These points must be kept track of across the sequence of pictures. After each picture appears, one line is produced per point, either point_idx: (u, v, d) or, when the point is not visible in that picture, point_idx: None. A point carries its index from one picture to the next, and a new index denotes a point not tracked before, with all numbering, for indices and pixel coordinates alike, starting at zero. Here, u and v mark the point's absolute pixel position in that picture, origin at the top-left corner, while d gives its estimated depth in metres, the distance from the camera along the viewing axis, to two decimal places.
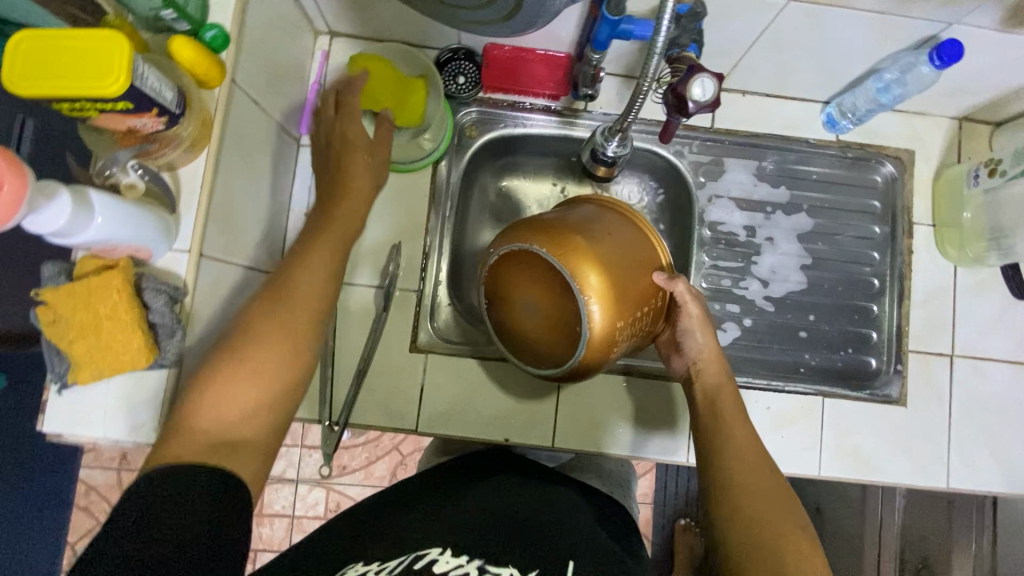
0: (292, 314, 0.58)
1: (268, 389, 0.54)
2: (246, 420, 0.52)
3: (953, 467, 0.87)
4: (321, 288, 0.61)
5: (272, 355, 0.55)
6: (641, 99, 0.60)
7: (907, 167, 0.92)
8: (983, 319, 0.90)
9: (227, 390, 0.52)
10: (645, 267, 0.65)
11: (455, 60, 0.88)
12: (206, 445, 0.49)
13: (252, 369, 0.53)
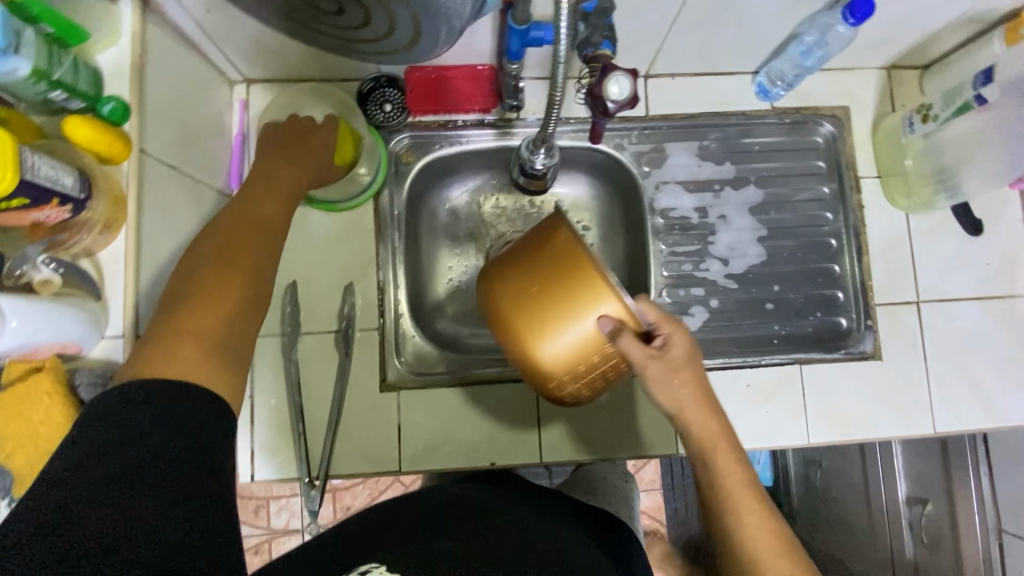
0: (261, 241, 0.58)
1: (245, 304, 0.54)
2: (228, 330, 0.52)
3: (938, 412, 0.87)
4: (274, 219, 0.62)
5: (244, 274, 0.55)
6: (557, 109, 0.58)
7: (844, 124, 0.92)
8: (943, 261, 0.90)
9: (208, 304, 0.52)
10: (584, 324, 0.59)
11: (379, 89, 0.86)
12: (192, 342, 0.49)
13: (229, 288, 0.53)
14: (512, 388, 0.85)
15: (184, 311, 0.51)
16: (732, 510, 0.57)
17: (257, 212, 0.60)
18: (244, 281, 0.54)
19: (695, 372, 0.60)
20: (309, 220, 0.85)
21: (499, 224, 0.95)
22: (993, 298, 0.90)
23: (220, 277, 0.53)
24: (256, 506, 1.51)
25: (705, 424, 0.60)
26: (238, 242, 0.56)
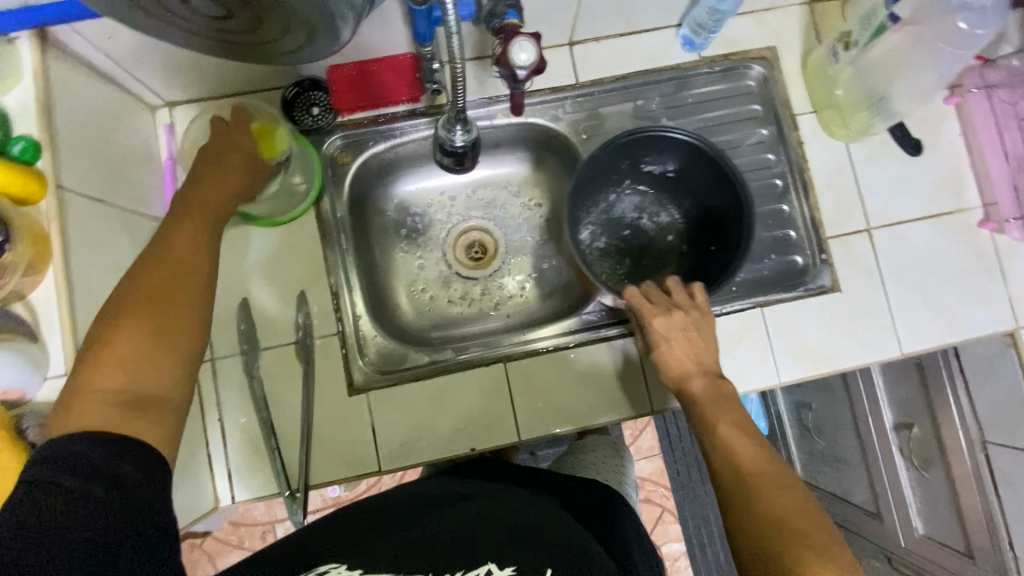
0: (182, 291, 0.59)
1: (164, 354, 0.56)
2: (149, 380, 0.54)
3: (902, 333, 0.88)
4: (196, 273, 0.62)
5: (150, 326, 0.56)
6: (461, 71, 0.57)
7: (773, 64, 0.92)
8: (888, 185, 0.91)
9: (120, 359, 0.54)
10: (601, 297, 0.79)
11: (303, 93, 0.84)
12: (103, 397, 0.51)
13: (134, 342, 0.54)
14: (480, 371, 0.85)
15: (90, 371, 0.53)
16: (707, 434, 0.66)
17: (179, 261, 0.62)
18: (148, 332, 0.56)
19: (685, 342, 0.72)
20: (252, 236, 0.84)
21: (442, 214, 0.98)
22: (941, 215, 0.91)
23: (128, 329, 0.55)
24: (262, 532, 1.51)
25: (695, 393, 0.70)
26: (150, 292, 0.58)
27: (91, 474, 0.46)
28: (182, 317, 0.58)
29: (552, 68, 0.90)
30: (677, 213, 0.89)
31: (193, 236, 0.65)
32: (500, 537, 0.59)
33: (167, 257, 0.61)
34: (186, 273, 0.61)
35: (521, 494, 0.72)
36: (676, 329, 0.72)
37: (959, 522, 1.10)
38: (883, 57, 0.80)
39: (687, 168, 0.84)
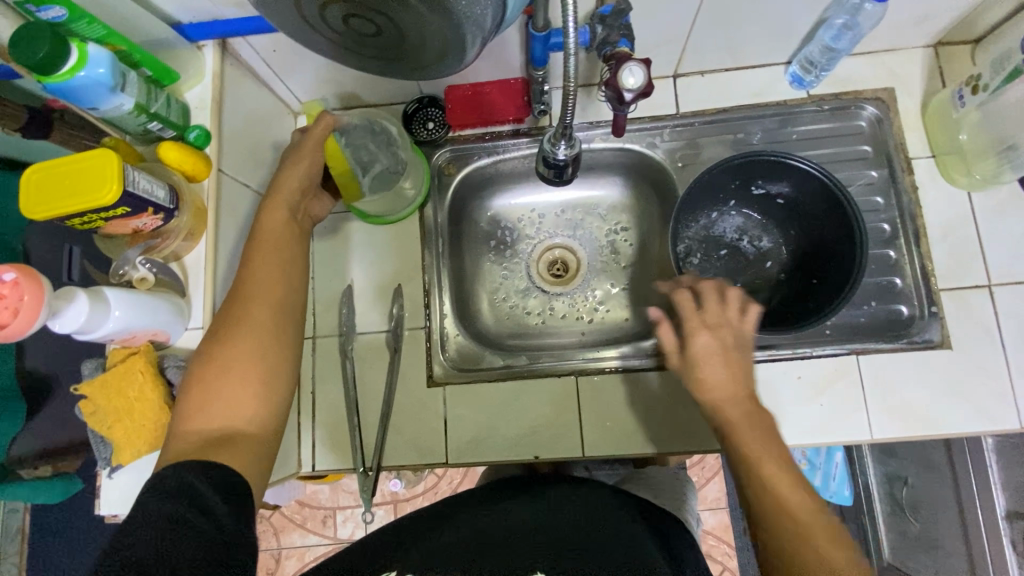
0: (245, 330, 0.60)
1: (243, 386, 0.58)
2: (232, 414, 0.57)
3: (1022, 405, 0.80)
4: (259, 310, 0.62)
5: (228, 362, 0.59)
6: (574, 98, 0.62)
7: (889, 106, 0.89)
8: (1016, 241, 0.84)
9: (203, 399, 0.57)
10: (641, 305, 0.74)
11: (422, 108, 0.94)
12: (188, 441, 0.55)
13: (211, 387, 0.57)
14: (553, 382, 0.87)
15: (180, 418, 0.57)
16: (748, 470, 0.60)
17: (245, 302, 0.62)
18: (223, 373, 0.58)
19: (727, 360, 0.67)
20: (361, 232, 0.93)
21: (532, 229, 1.02)
22: None
23: (206, 371, 0.58)
24: (324, 516, 1.59)
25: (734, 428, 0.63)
26: (227, 330, 0.60)
27: (182, 497, 0.48)
28: (255, 350, 0.60)
29: (654, 98, 0.94)
30: (785, 254, 0.87)
31: (262, 265, 0.65)
32: (558, 549, 0.61)
33: (241, 292, 0.63)
34: (248, 313, 0.61)
35: (603, 507, 0.73)
36: (714, 348, 0.67)
37: None
38: (1015, 103, 0.75)
39: (799, 195, 0.82)
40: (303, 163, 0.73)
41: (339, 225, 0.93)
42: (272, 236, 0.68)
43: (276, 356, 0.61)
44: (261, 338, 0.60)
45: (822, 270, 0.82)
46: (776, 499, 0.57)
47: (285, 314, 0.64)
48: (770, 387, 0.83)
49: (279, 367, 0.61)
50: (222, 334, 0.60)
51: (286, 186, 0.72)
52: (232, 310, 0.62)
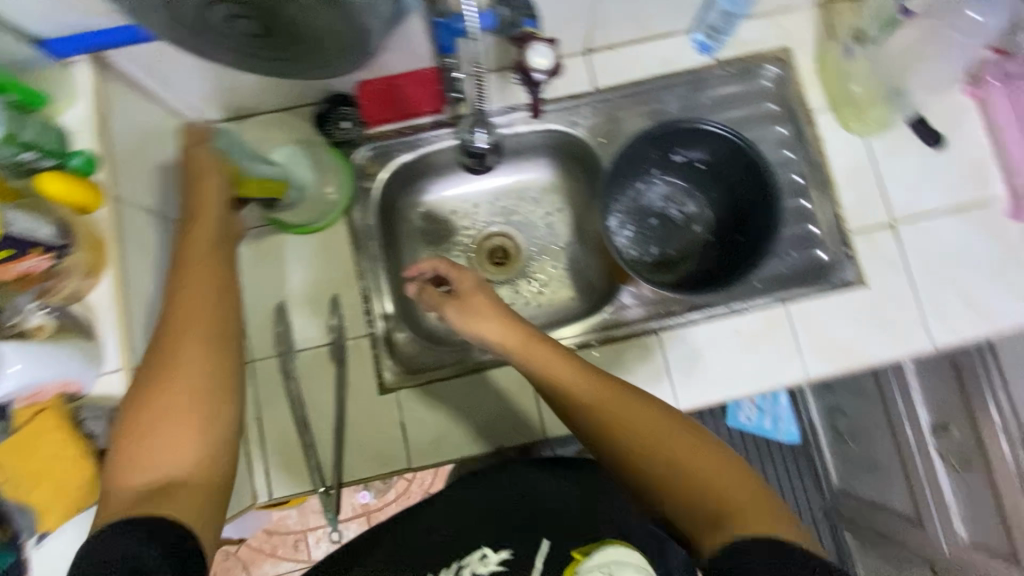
0: (177, 365, 0.60)
1: (181, 429, 0.58)
2: (169, 458, 0.57)
3: (932, 327, 0.87)
4: (195, 344, 0.62)
5: (164, 404, 0.59)
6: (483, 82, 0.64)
7: (789, 63, 0.93)
8: (911, 178, 0.91)
9: (141, 445, 0.56)
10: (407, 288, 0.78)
11: (335, 108, 0.88)
12: (126, 489, 0.55)
13: (145, 425, 0.57)
14: (506, 371, 0.86)
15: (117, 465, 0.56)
16: (638, 442, 0.57)
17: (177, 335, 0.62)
18: (162, 416, 0.58)
19: (485, 295, 0.73)
20: (286, 245, 0.88)
21: (467, 221, 1.01)
22: (965, 207, 0.90)
23: (144, 416, 0.58)
24: (295, 541, 1.53)
25: (559, 374, 0.64)
26: (153, 375, 0.59)
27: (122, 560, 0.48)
28: (188, 386, 0.59)
29: (570, 76, 0.94)
30: (710, 216, 0.90)
31: (192, 296, 0.65)
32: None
33: (174, 327, 0.62)
34: (185, 350, 0.61)
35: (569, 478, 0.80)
36: (477, 289, 0.74)
37: (1003, 525, 1.07)
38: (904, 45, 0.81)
39: (718, 160, 0.85)
40: (213, 181, 0.73)
41: (261, 241, 0.88)
42: (197, 266, 0.68)
43: (216, 394, 0.61)
44: (194, 375, 0.60)
45: (745, 225, 0.85)
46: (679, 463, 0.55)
47: (217, 348, 0.63)
48: (711, 345, 0.87)
49: (215, 402, 0.61)
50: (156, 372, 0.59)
51: (206, 207, 0.73)
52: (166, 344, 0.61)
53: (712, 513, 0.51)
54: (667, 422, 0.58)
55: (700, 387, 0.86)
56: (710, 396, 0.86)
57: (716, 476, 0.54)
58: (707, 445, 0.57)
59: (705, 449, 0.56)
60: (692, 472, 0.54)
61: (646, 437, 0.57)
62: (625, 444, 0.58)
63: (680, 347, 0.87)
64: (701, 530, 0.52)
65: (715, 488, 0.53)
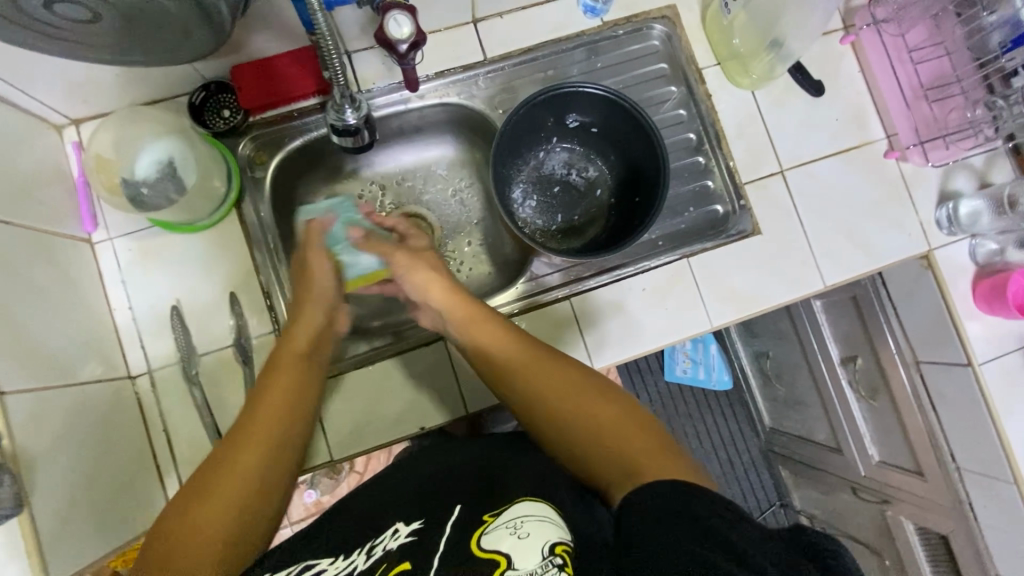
0: (268, 428, 0.63)
1: (245, 476, 0.58)
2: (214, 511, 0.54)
3: (823, 267, 0.93)
4: (277, 413, 0.65)
5: (259, 466, 0.60)
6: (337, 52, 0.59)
7: (675, 22, 0.94)
8: (796, 126, 0.94)
9: (188, 518, 0.53)
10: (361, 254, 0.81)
11: (212, 96, 0.84)
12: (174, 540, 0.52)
13: (218, 482, 0.57)
14: (422, 353, 0.85)
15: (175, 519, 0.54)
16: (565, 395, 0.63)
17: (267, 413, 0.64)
18: (213, 494, 0.56)
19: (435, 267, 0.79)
20: (176, 246, 0.83)
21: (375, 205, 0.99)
22: (848, 150, 0.95)
23: (213, 483, 0.56)
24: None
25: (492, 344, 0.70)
26: (234, 441, 0.61)
27: None
28: (259, 448, 0.61)
29: (461, 47, 0.92)
30: (609, 180, 0.92)
31: (276, 383, 0.68)
32: (472, 488, 0.61)
33: (248, 423, 0.63)
34: (280, 412, 0.65)
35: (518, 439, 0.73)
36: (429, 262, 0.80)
37: (906, 441, 1.16)
38: None
39: (609, 124, 0.86)
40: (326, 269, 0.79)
41: (148, 244, 0.83)
42: (287, 365, 0.70)
43: (275, 465, 0.61)
44: (271, 434, 0.62)
45: (640, 186, 0.87)
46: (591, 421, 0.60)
47: (294, 421, 0.66)
48: (622, 304, 0.89)
49: (272, 468, 0.61)
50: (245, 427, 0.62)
51: (308, 317, 0.75)
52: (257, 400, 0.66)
53: (626, 467, 0.55)
54: (583, 385, 0.63)
55: (614, 348, 0.88)
56: (624, 355, 0.88)
57: (624, 435, 0.58)
58: (612, 401, 0.62)
59: (610, 405, 0.61)
60: (594, 427, 0.60)
61: (550, 394, 0.63)
62: (554, 410, 0.62)
63: (591, 311, 0.89)
64: (616, 484, 0.56)
65: (623, 445, 0.57)
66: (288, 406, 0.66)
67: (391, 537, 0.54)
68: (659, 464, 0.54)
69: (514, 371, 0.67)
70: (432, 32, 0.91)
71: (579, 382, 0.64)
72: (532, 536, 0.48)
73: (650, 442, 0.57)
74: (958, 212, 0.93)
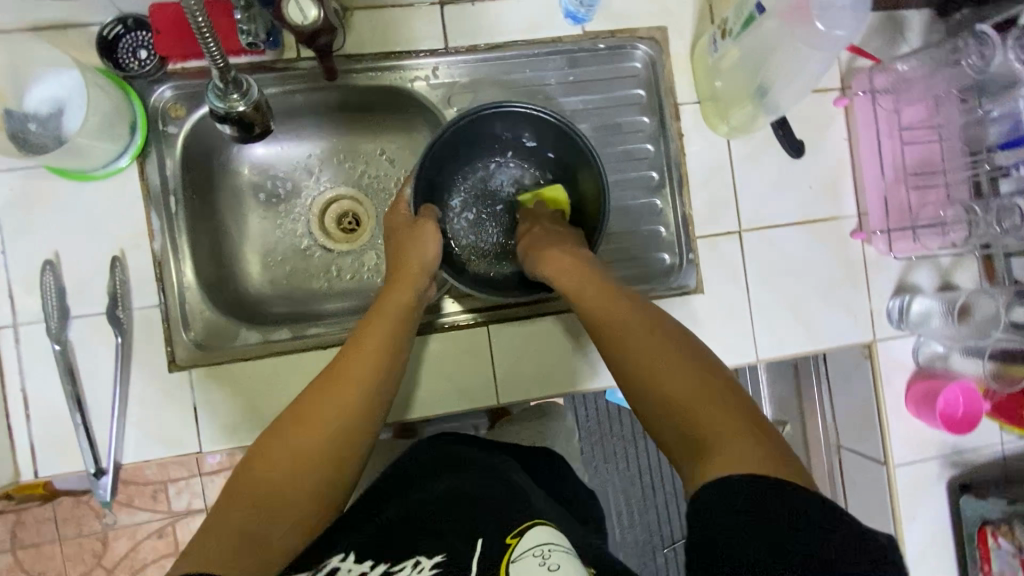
0: (332, 405, 0.61)
1: (306, 459, 0.58)
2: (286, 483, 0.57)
3: (760, 339, 0.88)
4: (351, 400, 0.62)
5: (348, 423, 0.61)
6: (215, 43, 0.57)
7: (662, 47, 0.86)
8: (766, 186, 0.88)
9: (266, 455, 0.58)
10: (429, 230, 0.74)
11: (130, 33, 0.76)
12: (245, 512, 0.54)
13: (280, 451, 0.58)
14: (316, 355, 0.80)
15: (254, 466, 0.57)
16: (652, 383, 0.57)
17: (347, 384, 0.63)
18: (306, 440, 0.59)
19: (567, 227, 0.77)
20: (64, 193, 0.75)
21: (308, 180, 0.90)
22: (814, 221, 0.89)
23: (300, 426, 0.60)
24: (155, 491, 1.34)
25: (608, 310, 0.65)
26: (314, 411, 0.61)
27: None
28: (332, 429, 0.60)
29: (423, 29, 0.83)
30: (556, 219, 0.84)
31: (362, 350, 0.65)
32: (507, 510, 0.58)
33: (338, 372, 0.64)
34: (357, 399, 0.62)
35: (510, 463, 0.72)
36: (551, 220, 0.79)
37: None
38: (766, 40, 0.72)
39: (564, 151, 0.79)
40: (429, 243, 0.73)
41: (31, 184, 0.75)
42: (384, 326, 0.67)
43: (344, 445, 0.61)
44: (347, 412, 0.61)
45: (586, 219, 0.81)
46: (705, 421, 0.52)
47: (372, 406, 0.64)
48: (542, 341, 0.82)
49: (340, 452, 0.60)
50: (317, 408, 0.61)
51: (408, 275, 0.72)
52: (332, 381, 0.63)
53: (697, 442, 0.52)
54: (677, 355, 0.59)
55: (523, 386, 0.82)
56: (532, 394, 0.83)
57: (728, 430, 0.51)
58: (738, 410, 0.53)
59: (721, 396, 0.54)
60: (694, 424, 0.53)
61: (705, 413, 0.53)
62: (652, 400, 0.57)
63: (509, 343, 0.82)
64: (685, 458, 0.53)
65: (731, 433, 0.51)
66: (378, 360, 0.65)
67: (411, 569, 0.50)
68: (731, 444, 0.50)
69: (617, 317, 0.64)
70: (393, 6, 0.82)
71: (664, 341, 0.60)
72: (564, 569, 0.45)
73: (739, 424, 0.51)
74: (910, 307, 0.88)
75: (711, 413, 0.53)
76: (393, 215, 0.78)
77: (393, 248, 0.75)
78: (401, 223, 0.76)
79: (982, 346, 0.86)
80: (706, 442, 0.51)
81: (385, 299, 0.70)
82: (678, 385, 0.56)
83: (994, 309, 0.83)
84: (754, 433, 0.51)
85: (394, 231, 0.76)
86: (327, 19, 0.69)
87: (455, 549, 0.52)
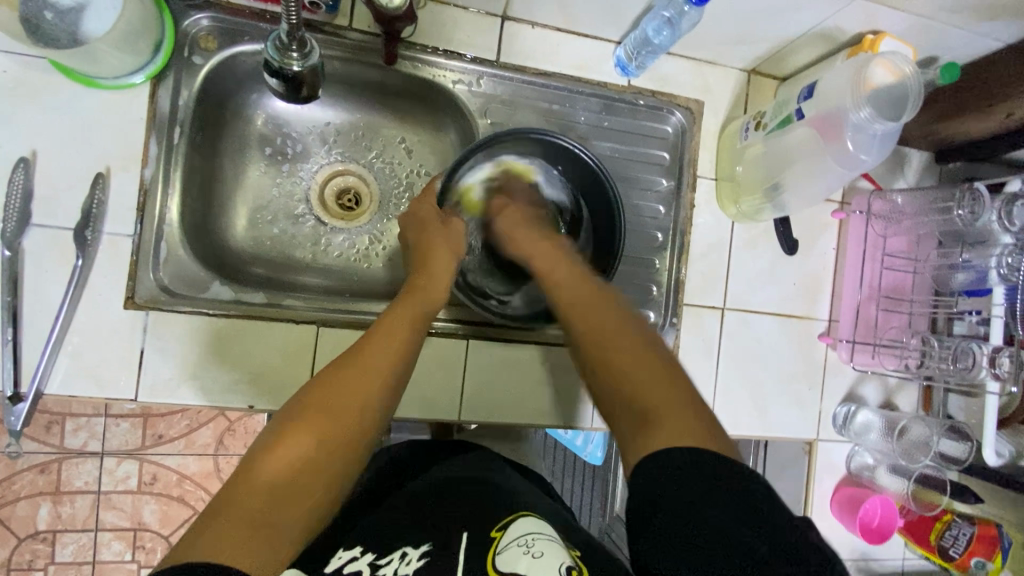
0: (351, 387, 0.55)
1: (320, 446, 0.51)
2: (296, 472, 0.49)
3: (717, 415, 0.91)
4: (373, 383, 0.57)
5: (368, 412, 0.55)
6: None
7: (695, 119, 0.90)
8: (756, 273, 0.92)
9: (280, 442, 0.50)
10: (456, 237, 0.75)
11: None
12: (254, 500, 0.47)
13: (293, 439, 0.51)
14: (286, 330, 0.76)
15: (260, 454, 0.50)
16: (608, 371, 0.59)
17: (368, 364, 0.58)
18: (320, 434, 0.52)
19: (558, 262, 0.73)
20: (62, 93, 0.70)
21: (321, 147, 0.87)
22: (790, 316, 0.94)
23: (319, 416, 0.52)
24: (48, 422, 1.21)
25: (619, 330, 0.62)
26: (333, 393, 0.55)
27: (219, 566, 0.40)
28: (352, 417, 0.54)
29: (479, 37, 0.83)
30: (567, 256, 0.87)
31: (386, 332, 0.61)
32: (487, 495, 0.63)
33: (361, 360, 0.58)
34: (383, 383, 0.57)
35: (502, 458, 0.77)
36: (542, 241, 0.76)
37: None
38: (794, 143, 0.77)
39: (592, 195, 0.82)
40: (452, 240, 0.74)
41: (28, 75, 0.69)
42: (411, 315, 0.65)
43: (360, 435, 0.54)
44: (367, 396, 0.56)
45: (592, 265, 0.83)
46: (640, 397, 0.55)
47: (390, 393, 0.58)
48: (516, 365, 0.83)
49: (356, 439, 0.54)
50: (337, 388, 0.55)
51: (441, 258, 0.72)
52: (352, 364, 0.57)
53: (642, 420, 0.53)
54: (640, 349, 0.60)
55: (487, 409, 0.82)
56: (493, 418, 0.82)
57: (661, 407, 0.53)
58: (676, 392, 0.54)
59: (671, 391, 0.54)
60: (639, 400, 0.55)
61: (641, 386, 0.55)
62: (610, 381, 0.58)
63: (485, 361, 0.81)
64: (630, 433, 0.54)
65: (657, 413, 0.53)
66: (400, 348, 0.61)
67: (401, 562, 0.53)
68: (672, 419, 0.51)
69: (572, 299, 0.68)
70: (457, 5, 0.82)
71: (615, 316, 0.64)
72: (547, 556, 0.50)
73: (681, 402, 0.53)
74: (854, 416, 0.94)
75: (648, 397, 0.54)
76: (419, 208, 0.76)
77: (420, 246, 0.73)
78: (429, 214, 0.75)
79: (912, 469, 0.90)
80: (647, 416, 0.53)
81: (416, 295, 0.67)
82: (636, 373, 0.57)
83: (927, 436, 0.89)
84: (692, 414, 0.52)
85: (423, 221, 0.74)
86: (410, 7, 0.68)
87: (440, 534, 0.57)
